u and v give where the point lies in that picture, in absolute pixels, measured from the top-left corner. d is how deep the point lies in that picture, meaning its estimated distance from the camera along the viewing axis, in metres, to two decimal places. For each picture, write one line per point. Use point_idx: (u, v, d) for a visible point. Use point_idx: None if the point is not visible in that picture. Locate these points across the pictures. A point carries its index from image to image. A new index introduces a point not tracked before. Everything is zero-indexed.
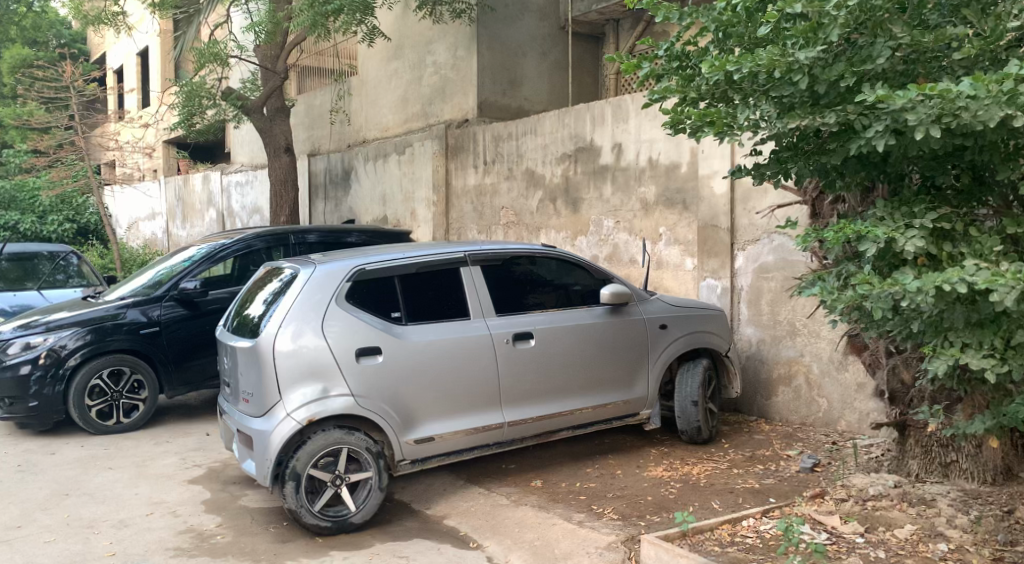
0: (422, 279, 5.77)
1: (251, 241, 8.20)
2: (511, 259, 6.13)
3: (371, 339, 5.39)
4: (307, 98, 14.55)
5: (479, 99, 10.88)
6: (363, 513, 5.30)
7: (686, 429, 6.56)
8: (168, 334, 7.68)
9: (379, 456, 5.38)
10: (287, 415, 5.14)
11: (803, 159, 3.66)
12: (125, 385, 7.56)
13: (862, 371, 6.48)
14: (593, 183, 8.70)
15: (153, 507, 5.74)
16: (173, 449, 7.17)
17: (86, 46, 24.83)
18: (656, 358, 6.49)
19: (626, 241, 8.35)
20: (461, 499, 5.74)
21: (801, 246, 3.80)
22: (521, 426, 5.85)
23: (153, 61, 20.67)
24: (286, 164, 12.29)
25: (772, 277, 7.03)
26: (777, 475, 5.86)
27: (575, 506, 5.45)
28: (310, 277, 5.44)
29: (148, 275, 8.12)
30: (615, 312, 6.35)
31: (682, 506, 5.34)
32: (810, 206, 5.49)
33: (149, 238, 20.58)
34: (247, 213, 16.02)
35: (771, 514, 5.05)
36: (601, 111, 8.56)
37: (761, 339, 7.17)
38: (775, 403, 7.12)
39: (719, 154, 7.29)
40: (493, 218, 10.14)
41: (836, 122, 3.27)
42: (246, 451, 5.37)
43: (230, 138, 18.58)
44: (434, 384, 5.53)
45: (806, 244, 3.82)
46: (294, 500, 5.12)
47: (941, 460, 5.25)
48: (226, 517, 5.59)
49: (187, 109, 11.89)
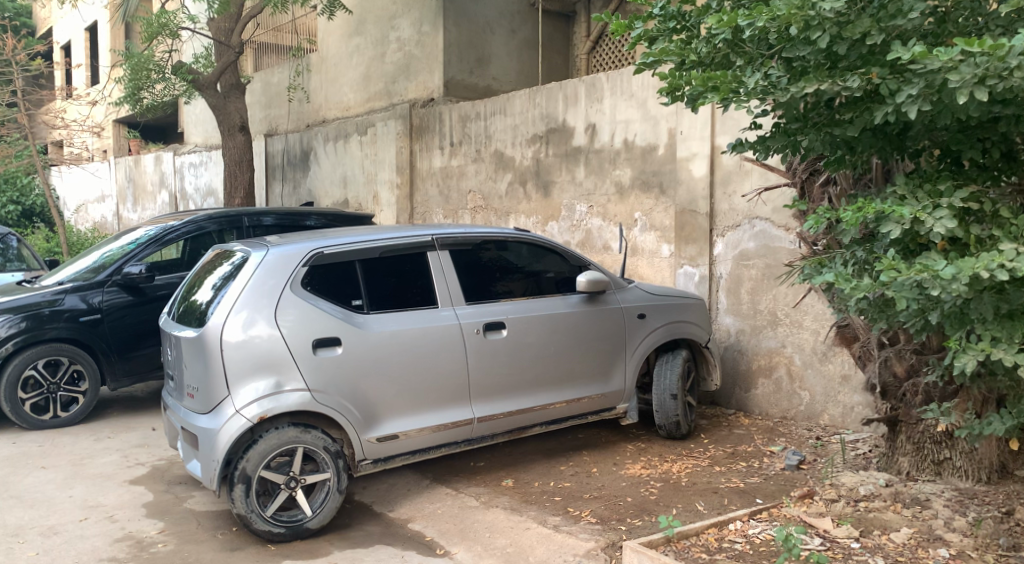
0: (387, 264, 5.34)
1: (202, 223, 7.69)
2: (480, 243, 5.71)
3: (329, 328, 4.97)
4: (264, 75, 13.95)
5: (446, 77, 10.41)
6: (320, 518, 4.89)
7: (664, 424, 6.22)
8: (111, 321, 7.15)
9: (338, 456, 4.96)
10: (235, 412, 4.70)
11: (815, 131, 3.33)
12: (63, 376, 7.04)
13: (847, 363, 6.18)
14: (565, 166, 8.31)
15: (88, 511, 5.26)
16: (114, 445, 6.65)
17: (32, 20, 23.91)
18: (633, 350, 6.14)
19: (599, 226, 7.99)
20: (426, 501, 5.34)
21: (814, 229, 3.52)
22: (492, 422, 5.47)
23: (103, 37, 19.84)
24: (241, 144, 11.71)
25: (753, 264, 6.72)
26: (761, 473, 5.54)
27: (550, 508, 5.08)
28: (262, 261, 4.98)
29: (90, 259, 7.57)
30: (590, 300, 5.98)
31: (665, 508, 5.00)
32: (799, 189, 5.15)
33: (99, 222, 19.82)
34: (200, 195, 15.40)
35: (759, 516, 4.75)
36: (574, 90, 8.17)
37: (740, 329, 6.86)
38: (755, 396, 6.81)
39: (699, 134, 6.96)
40: (460, 202, 9.72)
41: (857, 87, 3.02)
42: (191, 451, 4.92)
43: (183, 117, 17.88)
44: (400, 378, 5.12)
45: (817, 225, 3.56)
46: (244, 504, 4.70)
47: (933, 457, 4.97)
48: (169, 522, 5.12)
49: (134, 84, 11.25)
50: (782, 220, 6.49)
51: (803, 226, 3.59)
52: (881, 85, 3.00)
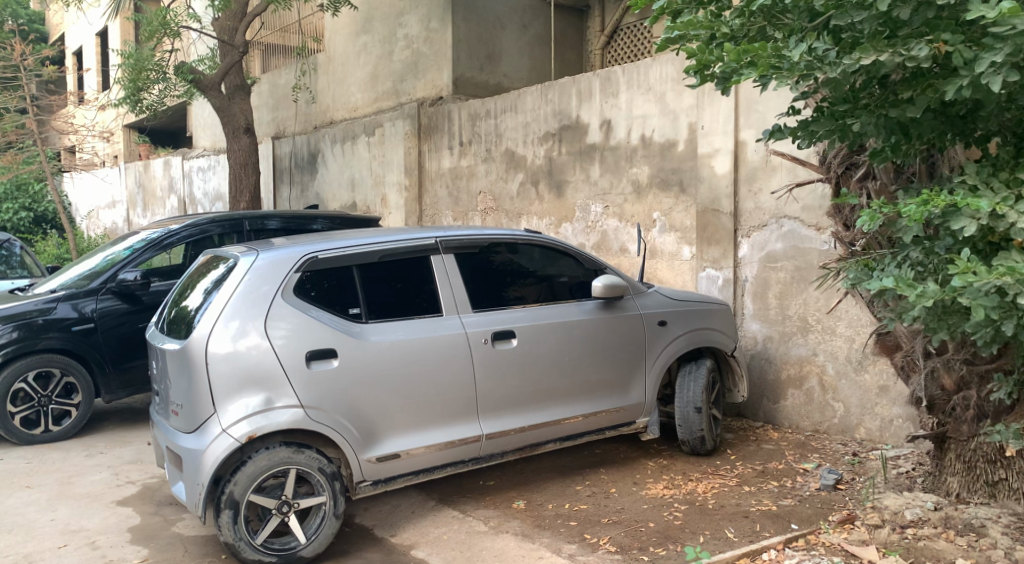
0: (388, 268, 4.93)
1: (204, 226, 7.34)
2: (488, 246, 5.29)
3: (325, 340, 4.58)
4: (271, 77, 13.63)
5: (455, 74, 10.02)
6: (315, 546, 4.50)
7: (688, 439, 5.79)
8: (104, 331, 6.79)
9: (335, 478, 4.57)
10: (222, 431, 4.32)
11: (868, 113, 3.09)
12: (55, 389, 6.69)
13: (884, 373, 5.75)
14: (579, 164, 7.91)
15: (68, 537, 4.90)
16: (105, 462, 6.29)
17: (44, 27, 23.80)
18: (654, 360, 5.71)
19: (615, 228, 7.57)
20: (431, 525, 4.93)
21: (870, 226, 3.12)
22: (500, 439, 5.06)
23: (113, 40, 19.62)
24: (246, 146, 11.36)
25: (781, 267, 6.28)
26: (794, 494, 5.09)
27: (565, 535, 4.67)
28: (252, 266, 4.60)
29: (87, 264, 7.24)
30: (607, 307, 5.56)
31: (691, 536, 4.56)
32: (833, 184, 4.72)
33: (108, 228, 19.54)
34: (209, 200, 15.10)
35: (796, 545, 4.36)
36: (588, 85, 7.78)
37: (768, 336, 6.41)
38: (784, 408, 6.37)
39: (722, 128, 6.54)
40: (470, 204, 9.33)
41: (926, 57, 2.76)
42: (177, 472, 4.54)
43: (191, 119, 17.61)
44: (401, 392, 4.73)
45: (872, 221, 3.15)
46: (232, 532, 4.32)
47: (986, 478, 4.49)
48: (154, 549, 4.76)
49: (134, 85, 10.92)
50: (812, 219, 6.07)
51: (857, 223, 3.18)
52: (954, 55, 2.73)
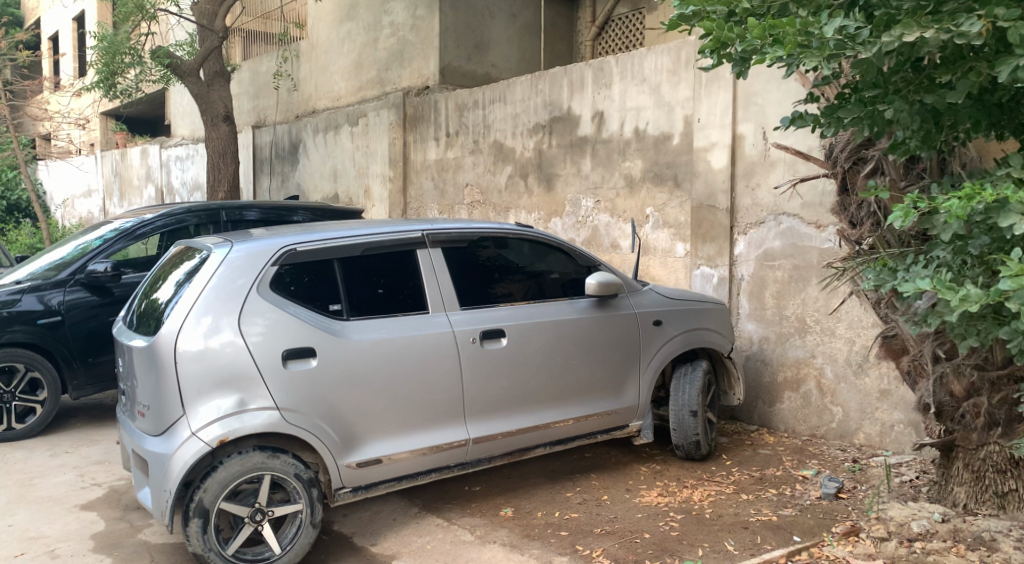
0: (371, 263, 4.66)
1: (181, 217, 7.05)
2: (477, 240, 5.02)
3: (303, 339, 4.30)
4: (251, 65, 13.27)
5: (442, 64, 9.74)
6: (290, 556, 4.23)
7: (682, 444, 5.56)
8: (72, 324, 6.46)
9: (312, 485, 4.31)
10: (192, 435, 4.04)
11: (901, 99, 3.07)
12: (18, 385, 6.35)
13: (885, 377, 5.55)
14: (570, 158, 7.65)
15: (26, 544, 4.60)
16: (71, 462, 5.97)
17: (19, 11, 23.30)
18: (648, 361, 5.48)
19: (607, 223, 7.33)
20: (413, 534, 4.67)
21: (904, 223, 2.94)
22: (487, 444, 4.81)
23: (89, 23, 19.08)
24: (225, 134, 11.00)
25: (778, 266, 6.07)
26: (794, 504, 4.88)
27: (555, 546, 4.42)
28: (226, 258, 4.32)
29: (55, 254, 6.91)
30: (600, 305, 5.32)
31: (689, 548, 4.34)
32: (840, 180, 4.49)
33: (84, 217, 19.08)
34: (187, 190, 14.72)
35: (798, 559, 4.17)
36: (580, 75, 7.52)
37: (764, 337, 6.20)
38: (780, 411, 6.16)
39: (719, 121, 6.31)
40: (456, 197, 9.06)
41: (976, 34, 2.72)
42: (143, 477, 4.26)
43: (168, 107, 17.19)
44: (384, 393, 4.46)
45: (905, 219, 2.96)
46: (201, 542, 4.05)
47: (996, 489, 4.29)
48: (118, 558, 4.46)
49: (108, 69, 10.50)
50: (812, 217, 5.86)
51: (888, 219, 2.99)
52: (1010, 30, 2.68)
